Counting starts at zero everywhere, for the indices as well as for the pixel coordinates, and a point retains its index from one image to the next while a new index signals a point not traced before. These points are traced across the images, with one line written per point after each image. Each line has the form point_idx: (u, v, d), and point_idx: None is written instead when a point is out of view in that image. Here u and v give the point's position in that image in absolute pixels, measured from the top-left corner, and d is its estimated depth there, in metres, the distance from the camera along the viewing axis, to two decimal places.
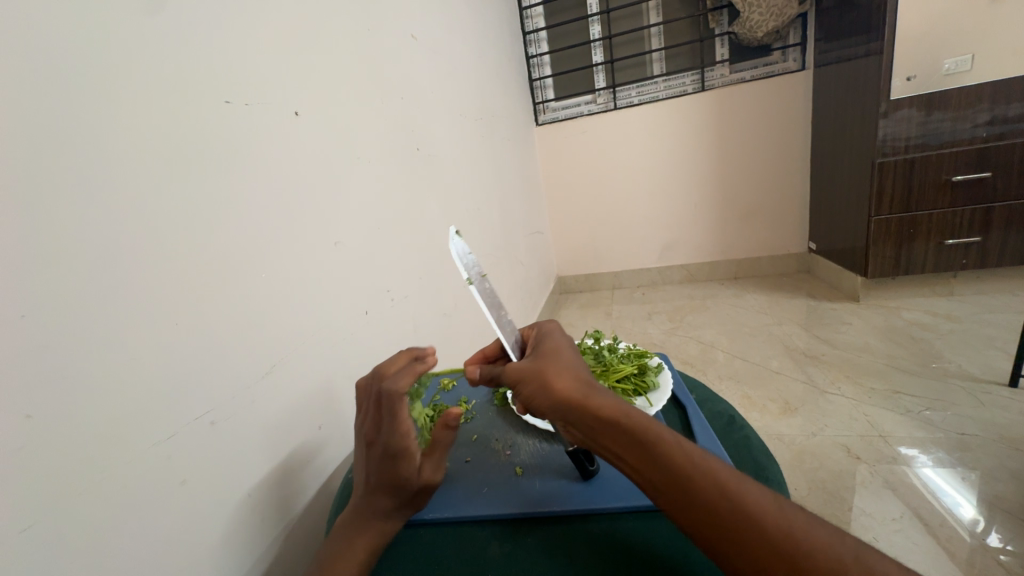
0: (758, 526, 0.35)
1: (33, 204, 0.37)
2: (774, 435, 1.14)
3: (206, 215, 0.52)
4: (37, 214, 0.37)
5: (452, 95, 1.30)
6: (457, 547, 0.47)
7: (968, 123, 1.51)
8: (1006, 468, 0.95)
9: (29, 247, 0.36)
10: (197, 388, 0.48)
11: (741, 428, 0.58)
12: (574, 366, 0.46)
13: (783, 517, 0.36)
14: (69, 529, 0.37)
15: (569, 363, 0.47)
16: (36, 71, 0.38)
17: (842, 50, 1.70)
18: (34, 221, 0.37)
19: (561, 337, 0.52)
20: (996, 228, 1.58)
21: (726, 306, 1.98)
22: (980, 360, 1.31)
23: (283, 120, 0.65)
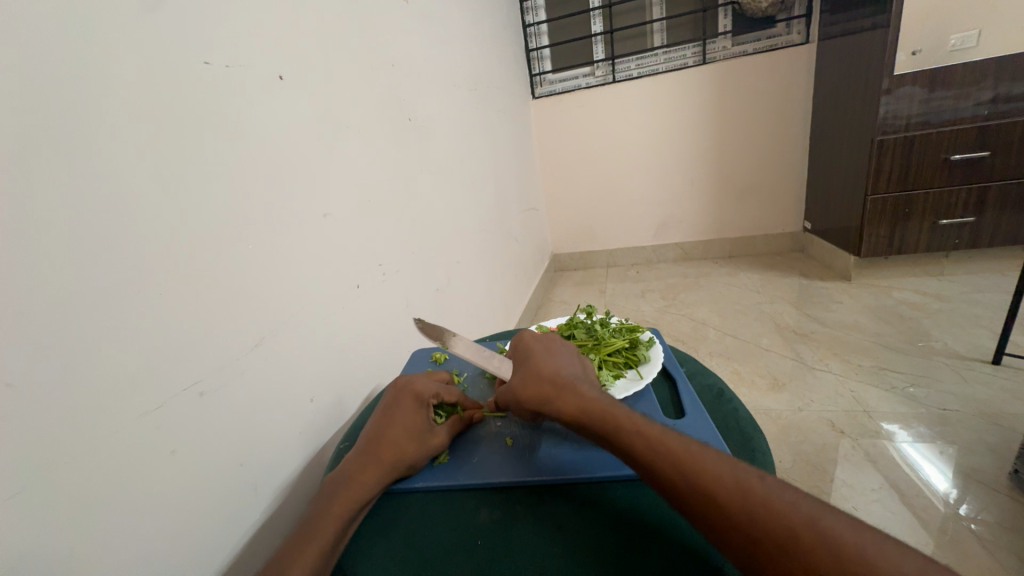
0: (711, 489, 0.37)
1: (8, 169, 0.35)
2: (762, 410, 1.16)
3: (192, 184, 0.50)
4: (13, 180, 0.35)
5: (444, 63, 1.25)
6: (446, 517, 0.47)
7: (971, 101, 1.49)
8: (983, 442, 0.98)
9: (7, 214, 0.35)
10: (184, 360, 0.48)
11: (729, 400, 0.58)
12: (544, 370, 0.51)
13: (739, 480, 0.38)
14: (57, 497, 0.37)
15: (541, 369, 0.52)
16: (7, 26, 0.35)
17: (848, 22, 1.65)
18: (12, 188, 0.35)
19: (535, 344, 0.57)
20: (991, 209, 1.57)
21: (720, 284, 1.99)
22: (966, 339, 1.34)
23: (266, 84, 0.62)
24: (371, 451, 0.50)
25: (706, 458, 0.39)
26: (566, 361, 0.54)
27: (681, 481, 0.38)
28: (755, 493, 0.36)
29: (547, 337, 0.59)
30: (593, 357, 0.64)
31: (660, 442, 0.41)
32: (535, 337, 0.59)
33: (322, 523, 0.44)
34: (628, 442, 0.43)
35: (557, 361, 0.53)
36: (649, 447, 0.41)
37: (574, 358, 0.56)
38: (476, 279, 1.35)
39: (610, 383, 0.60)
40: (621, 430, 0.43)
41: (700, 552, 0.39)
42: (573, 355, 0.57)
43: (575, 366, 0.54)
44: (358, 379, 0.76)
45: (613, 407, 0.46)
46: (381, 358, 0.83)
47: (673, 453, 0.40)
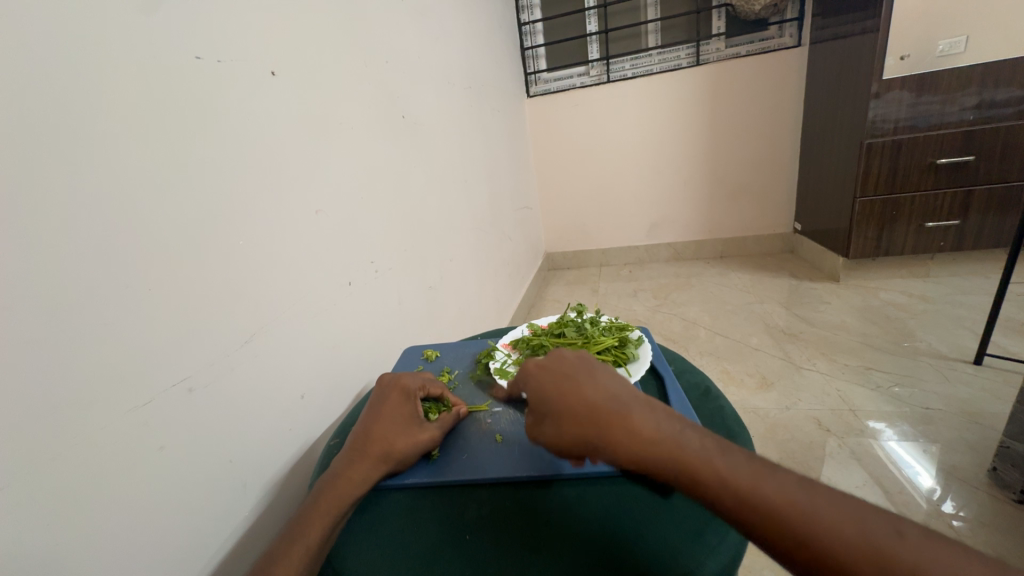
0: (836, 540, 0.33)
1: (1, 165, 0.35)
2: (750, 408, 1.18)
3: (184, 179, 0.50)
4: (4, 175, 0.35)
5: (438, 61, 1.25)
6: (436, 512, 0.48)
7: (957, 107, 1.51)
8: (964, 440, 1.00)
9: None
10: (174, 355, 0.48)
11: (716, 398, 0.59)
12: (584, 417, 0.43)
13: (857, 523, 0.34)
14: (44, 493, 0.37)
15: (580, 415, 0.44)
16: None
17: (839, 26, 1.67)
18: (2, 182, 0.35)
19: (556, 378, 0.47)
20: (975, 212, 1.60)
21: (711, 284, 2.01)
22: (949, 339, 1.36)
23: (259, 80, 0.62)
24: (360, 446, 0.50)
25: (812, 500, 0.35)
26: (602, 380, 0.46)
27: (796, 538, 0.34)
28: (882, 537, 0.33)
29: (562, 352, 0.51)
30: None
31: (755, 487, 0.36)
32: (549, 358, 0.50)
33: (314, 520, 0.44)
34: (715, 492, 0.37)
35: (592, 385, 0.45)
36: (745, 497, 0.36)
37: (606, 371, 0.48)
38: (468, 277, 1.35)
39: None
40: (704, 477, 0.38)
41: (683, 549, 0.41)
42: (602, 365, 0.49)
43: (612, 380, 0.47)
44: (350, 376, 0.76)
45: (680, 443, 0.40)
46: (372, 355, 0.83)
47: (774, 498, 0.35)
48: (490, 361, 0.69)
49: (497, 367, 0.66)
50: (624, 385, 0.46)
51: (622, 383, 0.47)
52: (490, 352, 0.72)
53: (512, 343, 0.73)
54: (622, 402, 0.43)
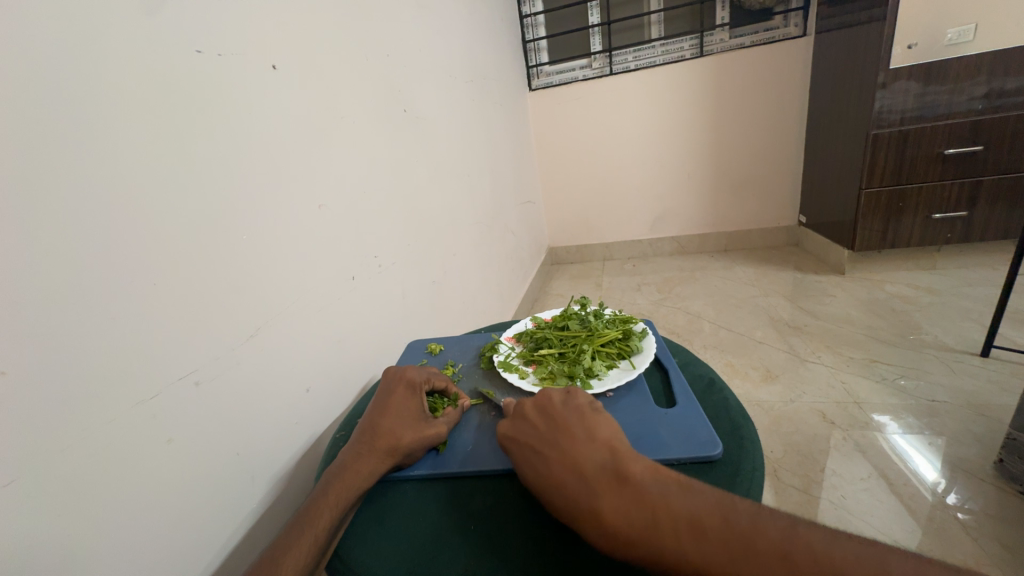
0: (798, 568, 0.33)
1: (9, 160, 0.35)
2: (755, 401, 1.18)
3: (188, 173, 0.50)
4: (16, 171, 0.36)
5: (440, 53, 1.24)
6: (441, 503, 0.48)
7: (965, 96, 1.49)
8: (969, 432, 1.00)
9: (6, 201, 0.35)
10: (180, 349, 0.48)
11: (720, 389, 0.59)
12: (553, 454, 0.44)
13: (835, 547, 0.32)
14: (52, 486, 0.37)
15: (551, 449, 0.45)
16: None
17: (846, 15, 1.64)
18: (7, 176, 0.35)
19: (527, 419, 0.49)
20: (983, 203, 1.59)
21: (715, 278, 1.99)
22: (955, 331, 1.35)
23: (260, 73, 0.61)
24: (366, 440, 0.51)
25: (786, 572, 0.32)
26: (571, 453, 0.43)
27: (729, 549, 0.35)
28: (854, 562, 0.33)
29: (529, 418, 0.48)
30: (586, 348, 0.65)
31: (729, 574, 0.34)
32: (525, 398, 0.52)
33: (322, 511, 0.45)
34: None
35: (561, 465, 0.42)
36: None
37: (576, 436, 0.44)
38: (471, 272, 1.35)
39: (602, 373, 0.61)
40: (681, 567, 0.35)
41: None
42: (573, 426, 0.45)
43: (583, 450, 0.43)
44: (355, 370, 0.77)
45: (651, 531, 0.36)
46: (376, 349, 0.83)
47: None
48: (494, 355, 0.69)
49: (501, 360, 0.66)
50: (596, 453, 0.42)
51: (593, 448, 0.43)
52: (494, 345, 0.72)
53: (516, 336, 0.73)
54: (589, 486, 0.40)
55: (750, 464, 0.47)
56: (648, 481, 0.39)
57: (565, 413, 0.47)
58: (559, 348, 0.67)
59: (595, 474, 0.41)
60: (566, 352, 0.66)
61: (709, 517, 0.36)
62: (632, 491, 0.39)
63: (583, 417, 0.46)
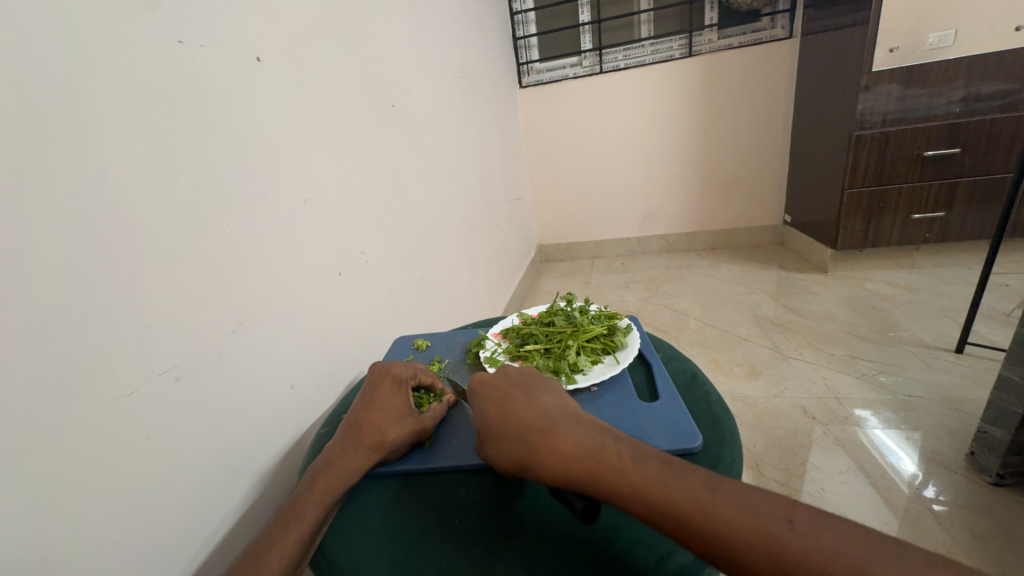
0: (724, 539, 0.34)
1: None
2: (738, 397, 1.20)
3: (170, 165, 0.49)
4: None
5: (429, 49, 1.23)
6: (427, 497, 0.48)
7: (943, 100, 1.53)
8: (943, 426, 1.03)
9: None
10: (159, 345, 0.47)
11: (702, 384, 0.61)
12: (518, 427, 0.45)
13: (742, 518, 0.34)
14: (22, 486, 0.36)
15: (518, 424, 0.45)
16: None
17: (831, 18, 1.67)
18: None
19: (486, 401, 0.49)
20: (959, 204, 1.63)
21: (702, 276, 2.02)
22: (932, 329, 1.39)
23: (244, 66, 0.60)
24: (352, 434, 0.51)
25: (713, 499, 0.35)
26: (539, 401, 0.47)
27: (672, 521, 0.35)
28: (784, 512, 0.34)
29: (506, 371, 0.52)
30: (572, 344, 0.65)
31: (663, 494, 0.36)
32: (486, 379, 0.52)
33: (306, 507, 0.44)
34: (627, 499, 0.38)
35: (529, 407, 0.46)
36: (654, 504, 0.36)
37: (546, 391, 0.49)
38: (459, 268, 1.34)
39: (587, 368, 0.61)
40: (620, 488, 0.38)
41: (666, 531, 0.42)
42: (543, 384, 0.50)
43: (550, 400, 0.47)
44: (340, 366, 0.76)
45: (599, 456, 0.40)
46: (362, 346, 0.83)
47: (679, 500, 0.36)
48: (480, 350, 0.69)
49: (487, 356, 0.66)
50: (562, 405, 0.47)
51: (559, 401, 0.48)
52: (480, 341, 0.72)
53: (503, 332, 0.73)
54: (551, 422, 0.44)
55: (730, 455, 0.48)
56: (603, 427, 0.44)
57: (537, 376, 0.52)
58: (544, 344, 0.67)
59: (558, 416, 0.45)
60: (552, 347, 0.66)
61: (652, 455, 0.40)
62: (588, 429, 0.43)
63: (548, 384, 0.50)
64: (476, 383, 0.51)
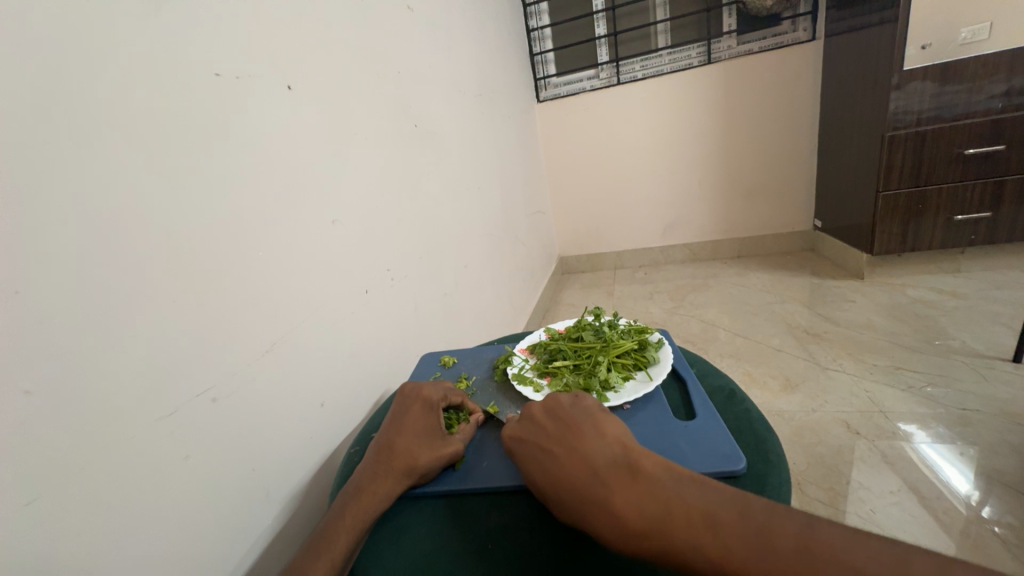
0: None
1: (22, 186, 0.36)
2: (775, 411, 1.14)
3: (204, 191, 0.51)
4: (29, 195, 0.36)
5: (449, 70, 1.26)
6: (457, 522, 0.47)
7: (983, 95, 1.46)
8: (1005, 442, 0.95)
9: (16, 224, 0.35)
10: (197, 367, 0.49)
11: (741, 401, 0.58)
12: (572, 485, 0.42)
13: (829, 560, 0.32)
14: (68, 506, 0.37)
15: (571, 481, 0.42)
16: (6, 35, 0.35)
17: (855, 18, 1.63)
18: (21, 200, 0.36)
19: (530, 449, 0.46)
20: (1007, 204, 1.54)
21: (730, 285, 1.96)
22: (984, 336, 1.31)
23: (276, 94, 0.64)
24: (382, 460, 0.50)
25: (799, 559, 0.32)
26: (582, 453, 0.43)
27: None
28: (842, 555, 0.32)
29: (536, 417, 0.49)
30: (602, 360, 0.64)
31: (751, 565, 0.33)
32: (528, 423, 0.49)
33: (338, 533, 0.44)
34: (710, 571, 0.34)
35: (573, 463, 0.43)
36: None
37: (586, 435, 0.45)
38: (483, 283, 1.34)
39: (619, 385, 0.60)
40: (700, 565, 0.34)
41: None
42: (582, 425, 0.46)
43: (594, 447, 0.43)
44: (368, 384, 0.77)
45: (667, 525, 0.36)
46: (388, 363, 0.83)
47: (765, 566, 0.32)
48: (508, 367, 0.68)
49: (515, 373, 0.66)
50: (608, 450, 0.43)
51: (603, 445, 0.43)
52: (507, 357, 0.71)
53: (530, 347, 0.72)
54: (596, 472, 0.41)
55: (776, 479, 0.46)
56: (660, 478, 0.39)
57: (573, 414, 0.47)
58: (573, 360, 0.66)
59: (607, 470, 0.41)
60: (581, 364, 0.65)
61: (725, 512, 0.36)
62: (646, 486, 0.39)
63: (591, 416, 0.47)
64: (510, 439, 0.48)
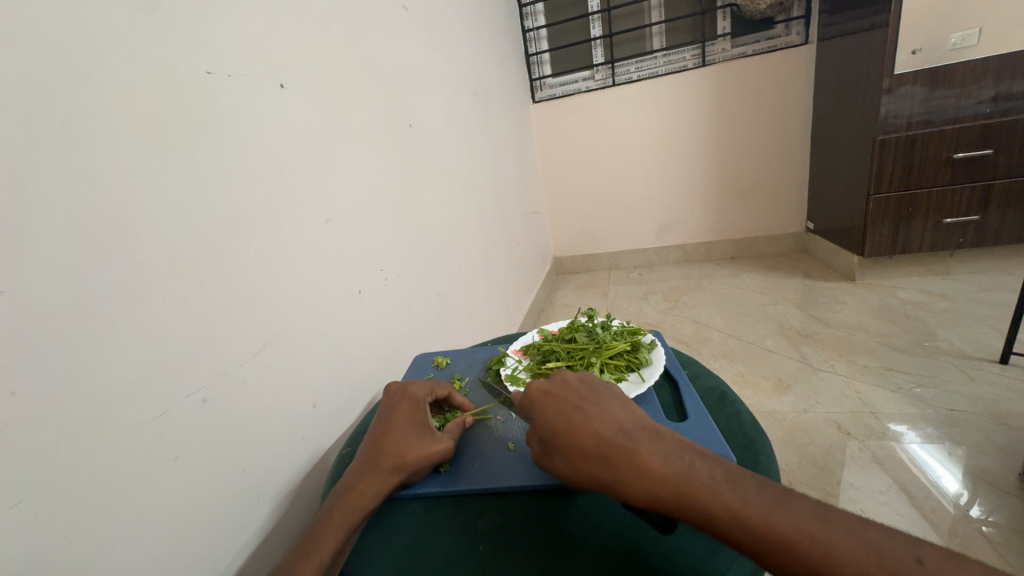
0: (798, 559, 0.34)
1: (8, 184, 0.35)
2: (767, 412, 1.15)
3: (194, 190, 0.50)
4: (15, 193, 0.36)
5: (444, 70, 1.26)
6: (449, 524, 0.47)
7: (972, 100, 1.48)
8: (992, 442, 0.97)
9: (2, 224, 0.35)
10: (188, 367, 0.48)
11: (732, 402, 0.58)
12: (598, 439, 0.42)
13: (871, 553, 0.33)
14: (56, 508, 0.37)
15: (598, 435, 0.43)
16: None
17: (847, 23, 1.65)
18: (6, 199, 0.35)
19: (555, 406, 0.47)
20: (994, 207, 1.57)
21: (723, 286, 1.98)
22: (973, 338, 1.32)
23: (269, 93, 0.63)
24: (371, 458, 0.50)
25: (817, 526, 0.35)
26: (611, 416, 0.45)
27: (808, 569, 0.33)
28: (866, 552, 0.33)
29: (566, 379, 0.49)
30: (595, 361, 0.64)
31: (767, 521, 0.35)
32: (553, 383, 0.49)
33: (326, 534, 0.44)
34: (726, 526, 0.36)
35: (601, 419, 0.44)
36: (756, 532, 0.35)
37: (612, 401, 0.47)
38: (477, 284, 1.34)
39: None
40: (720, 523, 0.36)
41: (702, 560, 0.40)
42: (608, 394, 0.48)
43: (621, 412, 0.46)
44: (360, 385, 0.76)
45: (692, 479, 0.38)
46: (381, 364, 0.83)
47: (779, 525, 0.35)
48: (501, 368, 0.68)
49: (508, 374, 0.66)
50: (633, 417, 0.45)
51: (627, 413, 0.45)
52: (500, 358, 0.71)
53: (523, 348, 0.72)
54: (624, 432, 0.42)
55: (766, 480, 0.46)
56: (684, 446, 0.42)
57: (599, 385, 0.49)
58: (567, 361, 0.66)
59: (636, 431, 0.43)
60: (574, 365, 0.65)
61: (744, 480, 0.38)
62: (672, 446, 0.41)
63: (618, 392, 0.48)
64: (535, 392, 0.49)
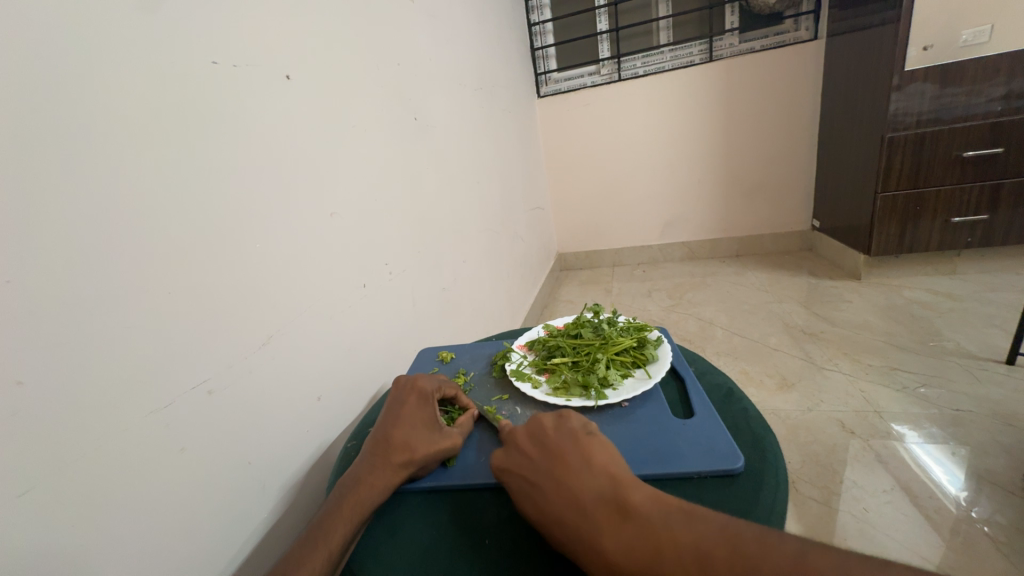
0: None
1: (13, 174, 0.35)
2: (770, 410, 1.15)
3: (199, 181, 0.50)
4: (16, 181, 0.35)
5: (450, 63, 1.25)
6: (453, 518, 0.47)
7: (983, 98, 1.47)
8: (997, 443, 0.96)
9: (2, 212, 0.34)
10: (193, 358, 0.48)
11: (739, 400, 0.58)
12: (556, 520, 0.40)
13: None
14: (59, 499, 0.37)
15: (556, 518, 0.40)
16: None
17: (857, 18, 1.63)
18: (9, 188, 0.35)
19: (514, 482, 0.44)
20: (1004, 206, 1.55)
21: (727, 284, 1.97)
22: (978, 338, 1.32)
23: (274, 84, 0.63)
24: (380, 452, 0.50)
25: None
26: (569, 486, 0.41)
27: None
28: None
29: (522, 447, 0.46)
30: (600, 357, 0.63)
31: None
32: (511, 452, 0.47)
33: (336, 525, 0.44)
34: None
35: (558, 493, 0.41)
36: None
37: (574, 462, 0.43)
38: (480, 279, 1.34)
39: (618, 383, 0.60)
40: None
41: None
42: (567, 452, 0.44)
43: (582, 479, 0.42)
44: (364, 378, 0.76)
45: (658, 562, 0.35)
46: (385, 358, 0.83)
47: None
48: (506, 363, 0.68)
49: (514, 369, 0.65)
50: (596, 483, 0.41)
51: (591, 478, 0.41)
52: (506, 354, 0.71)
53: (528, 344, 0.72)
54: (582, 511, 0.39)
55: (773, 478, 0.46)
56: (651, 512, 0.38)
57: (557, 439, 0.45)
58: (572, 357, 0.65)
59: (595, 506, 0.39)
60: (580, 361, 0.65)
61: (718, 548, 0.35)
62: (634, 521, 0.38)
63: (578, 441, 0.44)
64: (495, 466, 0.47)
